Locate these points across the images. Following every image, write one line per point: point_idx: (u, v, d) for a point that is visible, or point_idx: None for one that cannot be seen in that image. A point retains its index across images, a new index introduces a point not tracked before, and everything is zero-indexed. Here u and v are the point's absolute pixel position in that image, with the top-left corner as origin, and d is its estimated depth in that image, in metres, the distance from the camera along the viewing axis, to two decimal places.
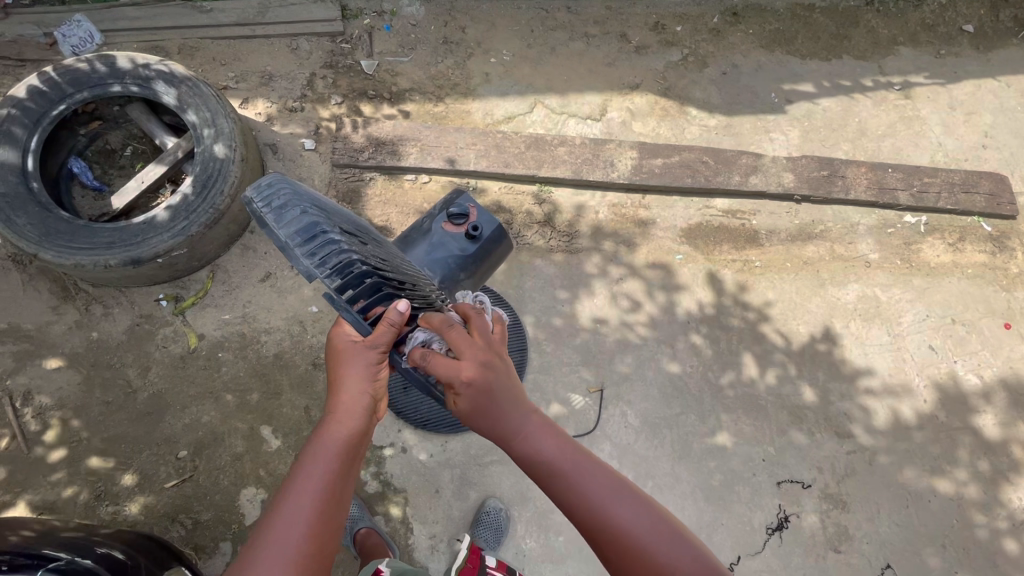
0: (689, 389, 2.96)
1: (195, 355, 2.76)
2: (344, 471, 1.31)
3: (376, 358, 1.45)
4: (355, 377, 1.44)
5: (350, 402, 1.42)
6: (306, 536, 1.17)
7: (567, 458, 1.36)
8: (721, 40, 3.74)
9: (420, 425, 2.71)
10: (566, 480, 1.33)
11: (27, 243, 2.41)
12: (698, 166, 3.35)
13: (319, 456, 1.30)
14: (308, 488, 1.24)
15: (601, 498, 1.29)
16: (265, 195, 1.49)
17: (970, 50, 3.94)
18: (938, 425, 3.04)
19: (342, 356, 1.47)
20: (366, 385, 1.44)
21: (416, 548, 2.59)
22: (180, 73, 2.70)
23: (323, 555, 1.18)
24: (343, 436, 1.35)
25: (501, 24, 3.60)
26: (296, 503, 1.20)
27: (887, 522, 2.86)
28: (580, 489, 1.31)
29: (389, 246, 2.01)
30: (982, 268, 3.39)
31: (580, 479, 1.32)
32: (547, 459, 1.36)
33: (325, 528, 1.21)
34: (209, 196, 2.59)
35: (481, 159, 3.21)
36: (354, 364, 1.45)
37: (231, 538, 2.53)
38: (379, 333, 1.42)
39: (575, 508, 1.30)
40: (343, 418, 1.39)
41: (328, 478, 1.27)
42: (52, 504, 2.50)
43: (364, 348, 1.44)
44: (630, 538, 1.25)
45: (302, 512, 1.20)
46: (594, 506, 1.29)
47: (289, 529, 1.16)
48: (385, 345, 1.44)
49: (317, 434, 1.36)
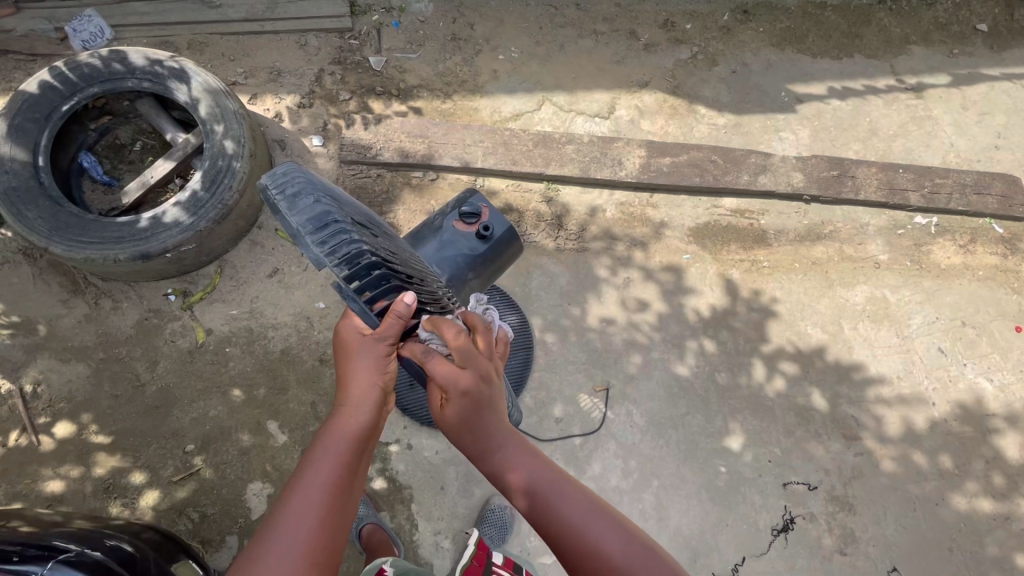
0: (696, 390, 2.95)
1: (203, 350, 2.78)
2: (352, 466, 1.31)
3: (384, 350, 1.46)
4: (364, 370, 1.45)
5: (359, 393, 1.43)
6: (315, 530, 1.18)
7: (543, 477, 1.35)
8: (731, 39, 3.71)
9: (427, 421, 2.71)
10: (543, 502, 1.31)
11: (38, 237, 2.44)
12: (706, 166, 3.33)
13: (328, 450, 1.31)
14: (316, 481, 1.24)
15: (576, 521, 1.28)
16: (280, 182, 1.43)
17: (984, 50, 3.90)
18: (946, 428, 3.02)
19: (350, 350, 1.48)
20: (375, 376, 1.45)
21: (421, 544, 2.59)
22: (191, 69, 2.70)
23: (333, 547, 1.19)
24: (352, 431, 1.36)
25: (510, 21, 3.58)
26: (304, 498, 1.21)
27: (894, 525, 2.85)
28: (554, 511, 1.29)
29: (399, 239, 1.98)
30: (994, 270, 3.36)
31: (557, 499, 1.31)
32: (525, 483, 1.35)
33: (336, 523, 1.22)
34: (218, 192, 2.61)
35: (489, 157, 3.21)
36: (362, 357, 1.46)
37: (238, 532, 2.55)
38: (387, 325, 1.42)
39: (550, 528, 1.28)
40: (351, 413, 1.39)
41: (335, 473, 1.27)
42: (62, 496, 2.53)
43: (371, 341, 1.45)
44: (604, 559, 1.22)
45: (313, 506, 1.20)
46: (569, 525, 1.27)
47: (298, 521, 1.17)
48: (394, 338, 1.45)
49: (325, 428, 1.36)
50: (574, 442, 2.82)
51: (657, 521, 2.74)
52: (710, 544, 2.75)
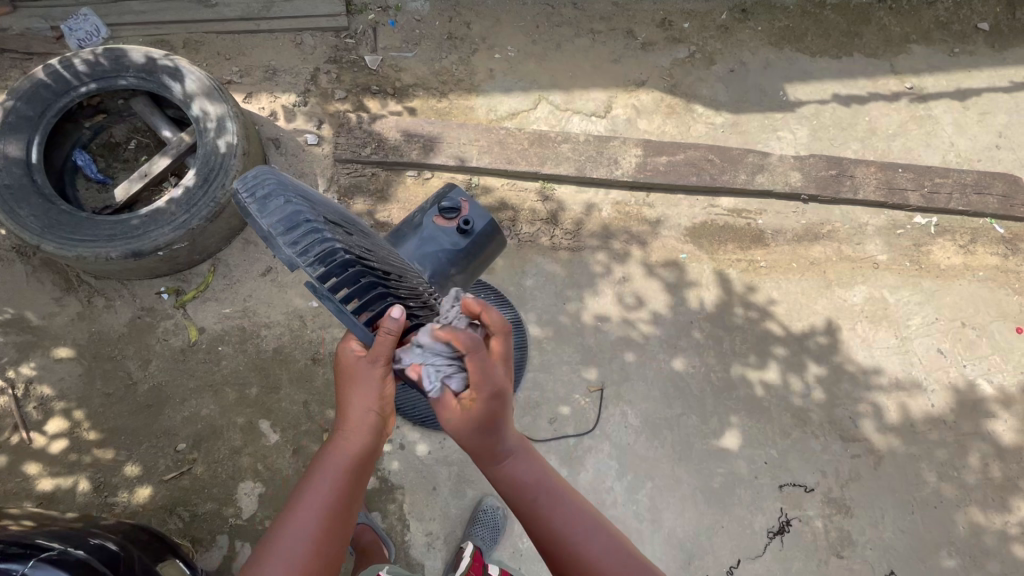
0: (692, 390, 2.93)
1: (195, 349, 2.77)
2: (349, 489, 1.34)
3: (379, 372, 1.42)
4: (360, 393, 1.42)
5: (359, 418, 1.42)
6: (309, 552, 1.22)
7: (546, 482, 1.46)
8: (729, 37, 3.69)
9: (418, 421, 2.70)
10: (547, 507, 1.41)
11: (29, 234, 2.43)
12: (704, 165, 3.30)
13: (329, 472, 1.34)
14: (315, 505, 1.28)
15: (580, 535, 1.36)
16: (251, 186, 1.43)
17: (986, 49, 3.86)
18: (947, 431, 2.98)
19: (346, 370, 1.45)
20: (373, 401, 1.42)
21: (412, 545, 2.58)
22: (185, 67, 2.70)
23: (330, 569, 1.24)
24: (351, 452, 1.37)
25: (506, 20, 3.57)
26: (301, 521, 1.25)
27: (891, 528, 2.81)
28: (558, 517, 1.39)
29: (376, 237, 1.97)
30: (995, 271, 3.32)
31: (559, 503, 1.42)
32: (532, 483, 1.45)
33: (331, 545, 1.26)
34: (211, 190, 2.59)
35: (484, 155, 3.19)
36: (359, 380, 1.43)
37: (228, 531, 2.54)
38: (379, 344, 1.39)
39: (550, 528, 1.38)
40: (353, 433, 1.40)
41: (334, 496, 1.31)
42: (52, 494, 2.52)
43: (367, 363, 1.42)
44: (601, 568, 1.31)
45: (310, 530, 1.24)
46: (565, 530, 1.37)
47: (294, 545, 1.21)
48: (387, 358, 1.41)
49: (324, 451, 1.38)
50: (568, 442, 2.80)
51: (651, 522, 2.72)
52: (705, 546, 2.72)
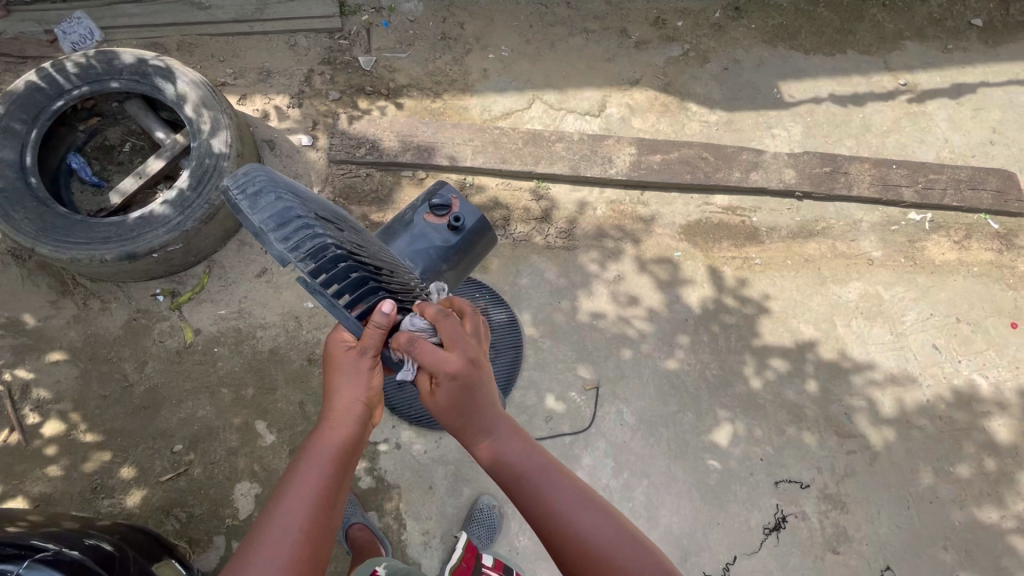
0: (687, 388, 2.93)
1: (191, 350, 2.78)
2: (336, 479, 1.33)
3: (368, 363, 1.47)
4: (348, 385, 1.46)
5: (344, 408, 1.44)
6: (299, 541, 1.20)
7: (531, 461, 1.44)
8: (723, 35, 3.70)
9: (414, 421, 2.72)
10: (533, 484, 1.40)
11: (24, 237, 2.44)
12: (698, 163, 3.30)
13: (315, 463, 1.33)
14: (302, 494, 1.26)
15: (569, 510, 1.34)
16: (241, 183, 1.43)
17: (979, 45, 3.87)
18: (943, 426, 2.99)
19: (335, 362, 1.48)
20: (360, 391, 1.46)
21: (409, 544, 2.58)
22: (178, 69, 2.71)
23: (318, 557, 1.21)
24: (338, 444, 1.38)
25: (500, 20, 3.57)
26: (289, 511, 1.23)
27: (888, 523, 2.82)
28: (546, 494, 1.37)
29: (366, 233, 1.97)
30: (989, 266, 3.33)
31: (544, 484, 1.39)
32: (518, 464, 1.43)
33: (320, 534, 1.23)
34: (205, 192, 2.60)
35: (478, 155, 3.20)
36: (347, 372, 1.46)
37: (225, 532, 2.54)
38: (367, 336, 1.42)
39: (539, 506, 1.36)
40: (339, 426, 1.41)
41: (322, 485, 1.30)
42: (48, 496, 2.52)
43: (355, 355, 1.46)
44: (593, 542, 1.29)
45: (296, 519, 1.22)
46: (553, 506, 1.35)
47: (280, 538, 1.18)
48: (376, 349, 1.45)
49: (309, 444, 1.37)
50: (564, 441, 2.80)
51: (647, 520, 2.73)
52: (701, 542, 2.72)
